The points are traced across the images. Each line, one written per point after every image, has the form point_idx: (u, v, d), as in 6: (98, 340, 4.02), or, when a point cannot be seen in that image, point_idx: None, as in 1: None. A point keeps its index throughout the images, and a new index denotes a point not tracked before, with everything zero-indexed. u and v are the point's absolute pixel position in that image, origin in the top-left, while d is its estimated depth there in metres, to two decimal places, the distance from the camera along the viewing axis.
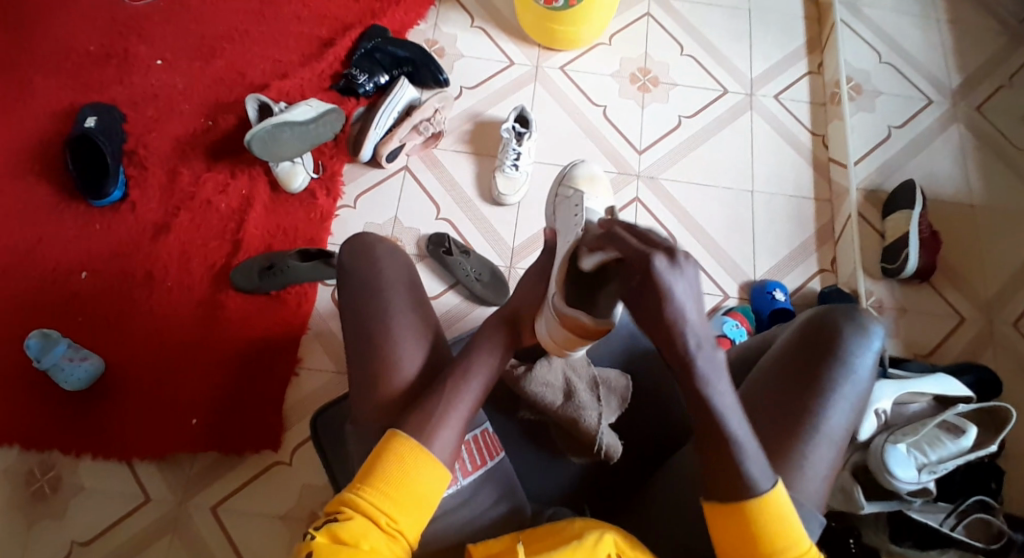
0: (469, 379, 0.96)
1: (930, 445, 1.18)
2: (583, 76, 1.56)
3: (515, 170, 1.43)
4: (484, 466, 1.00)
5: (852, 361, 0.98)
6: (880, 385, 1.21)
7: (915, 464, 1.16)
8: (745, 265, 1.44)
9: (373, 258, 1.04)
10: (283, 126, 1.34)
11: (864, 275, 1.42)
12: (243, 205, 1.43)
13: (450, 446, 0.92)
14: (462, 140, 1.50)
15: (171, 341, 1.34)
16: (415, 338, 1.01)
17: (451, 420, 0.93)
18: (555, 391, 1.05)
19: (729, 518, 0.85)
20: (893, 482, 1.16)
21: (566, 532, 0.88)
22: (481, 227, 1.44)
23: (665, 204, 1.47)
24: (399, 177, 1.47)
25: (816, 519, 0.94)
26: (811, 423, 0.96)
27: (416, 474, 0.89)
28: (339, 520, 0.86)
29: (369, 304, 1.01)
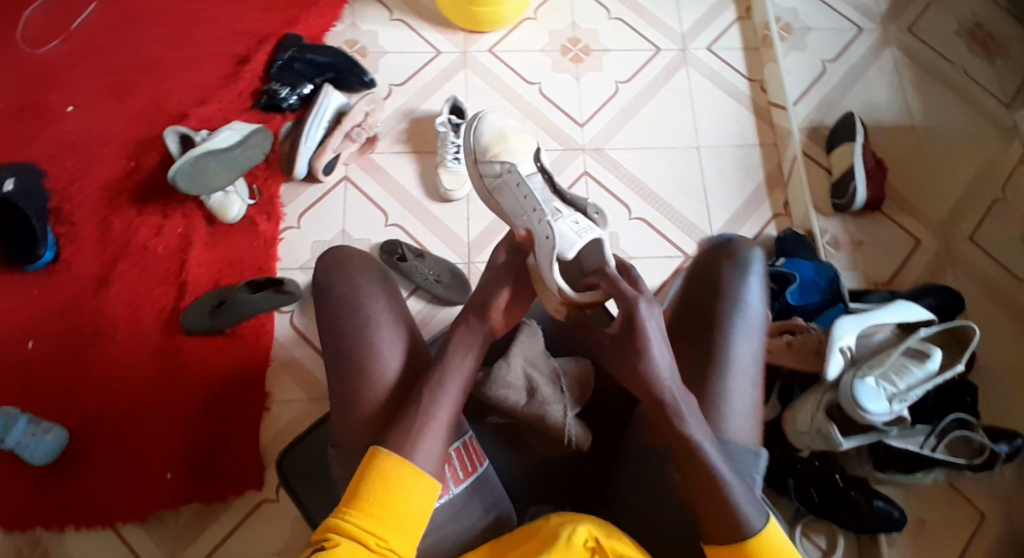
0: (435, 393, 0.94)
1: (897, 373, 1.21)
2: (513, 55, 1.52)
3: (458, 162, 1.40)
4: (475, 473, 0.99)
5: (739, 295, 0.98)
6: (841, 323, 1.24)
7: (885, 395, 1.19)
8: (701, 222, 1.43)
9: (338, 274, 1.01)
10: (208, 156, 1.28)
11: (816, 214, 1.43)
12: (183, 244, 1.37)
13: (432, 462, 0.90)
14: (399, 140, 1.45)
15: (135, 394, 1.29)
16: (394, 350, 0.98)
17: (428, 438, 0.91)
18: (519, 392, 1.04)
19: None
20: (866, 416, 1.19)
21: (541, 532, 0.88)
22: (434, 228, 1.40)
23: (614, 173, 1.45)
24: (341, 188, 1.42)
25: (752, 452, 0.93)
26: (717, 362, 0.95)
27: (401, 489, 0.88)
28: (326, 547, 0.85)
29: (338, 328, 0.98)
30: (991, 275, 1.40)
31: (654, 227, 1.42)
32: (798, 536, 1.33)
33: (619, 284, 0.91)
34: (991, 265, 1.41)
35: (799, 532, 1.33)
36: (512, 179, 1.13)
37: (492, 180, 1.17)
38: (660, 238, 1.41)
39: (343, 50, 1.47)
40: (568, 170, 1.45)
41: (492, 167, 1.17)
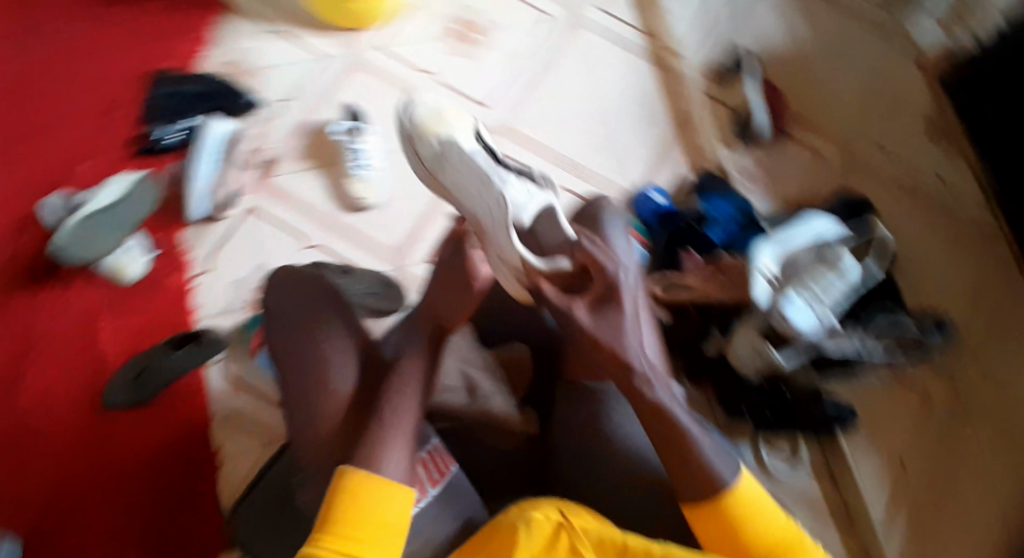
0: (386, 418, 0.95)
1: (815, 281, 1.26)
2: (399, 45, 1.48)
3: (364, 168, 1.40)
4: (446, 477, 1.02)
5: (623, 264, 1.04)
6: (759, 251, 1.26)
7: (813, 309, 1.25)
8: (618, 181, 1.45)
9: (289, 311, 1.08)
10: (87, 220, 1.27)
11: (724, 150, 1.46)
12: (92, 313, 1.32)
13: (399, 475, 0.90)
14: (300, 157, 1.42)
15: (83, 474, 1.24)
16: (349, 374, 1.02)
17: (390, 454, 0.91)
18: (460, 392, 1.12)
19: (709, 517, 0.90)
20: (800, 332, 1.24)
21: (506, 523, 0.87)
22: (356, 241, 1.39)
23: (527, 148, 1.44)
24: (247, 221, 1.38)
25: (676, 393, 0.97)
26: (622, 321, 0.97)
27: (365, 504, 0.86)
28: None
29: (294, 363, 1.04)
30: (896, 178, 1.47)
31: (576, 195, 1.42)
32: (764, 451, 1.36)
33: (592, 251, 0.93)
34: (894, 169, 1.48)
35: (764, 448, 1.36)
36: (455, 154, 0.96)
37: (433, 157, 0.97)
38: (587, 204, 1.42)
39: (221, 77, 1.44)
40: None
41: (431, 144, 0.97)
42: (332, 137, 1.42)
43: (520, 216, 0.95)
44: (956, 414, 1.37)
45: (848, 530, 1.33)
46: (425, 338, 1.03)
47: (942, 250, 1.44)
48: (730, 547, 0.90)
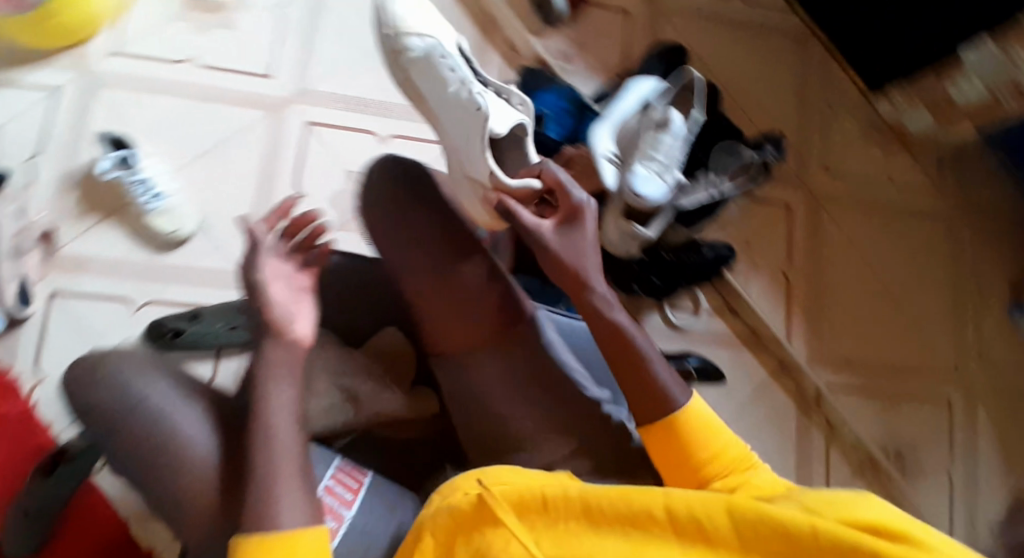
0: (267, 440, 0.83)
1: (654, 147, 1.17)
2: (146, 44, 1.37)
3: (157, 199, 1.29)
4: (361, 488, 0.93)
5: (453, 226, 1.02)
6: (595, 132, 1.19)
7: (656, 175, 1.16)
8: None
9: (97, 392, 0.87)
10: None
11: (531, 35, 1.42)
12: None
13: (299, 499, 0.82)
14: (80, 214, 1.31)
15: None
16: (204, 435, 0.86)
17: (282, 479, 0.81)
18: (339, 407, 1.02)
19: (666, 440, 0.86)
20: (650, 203, 1.15)
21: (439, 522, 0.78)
22: (185, 278, 1.31)
23: (329, 107, 1.39)
24: (55, 309, 1.27)
25: None
26: None
27: (273, 543, 0.78)
28: None
29: (132, 451, 0.85)
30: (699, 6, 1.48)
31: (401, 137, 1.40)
32: (668, 311, 1.32)
33: (554, 173, 0.94)
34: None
35: (666, 306, 1.31)
36: (443, 56, 1.06)
37: (417, 62, 1.07)
38: (411, 146, 1.40)
39: None
40: (282, 132, 1.37)
41: (420, 43, 1.07)
42: (104, 178, 1.30)
43: (492, 126, 1.01)
44: (816, 207, 1.41)
45: (772, 357, 1.33)
46: (282, 354, 0.88)
47: (757, 65, 1.46)
48: (686, 474, 0.84)
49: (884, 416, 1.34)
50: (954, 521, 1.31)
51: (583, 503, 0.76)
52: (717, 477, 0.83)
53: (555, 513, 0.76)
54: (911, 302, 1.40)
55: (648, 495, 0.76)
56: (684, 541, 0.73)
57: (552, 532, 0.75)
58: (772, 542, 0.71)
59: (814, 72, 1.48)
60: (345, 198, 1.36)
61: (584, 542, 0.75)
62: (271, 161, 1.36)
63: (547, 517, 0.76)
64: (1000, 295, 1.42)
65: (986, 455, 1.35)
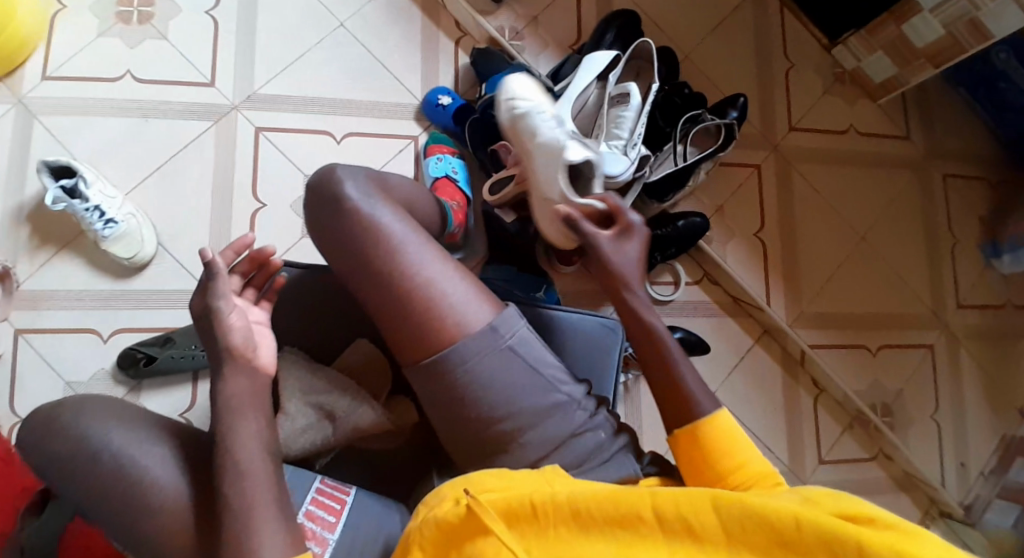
0: (239, 469, 0.80)
1: (615, 125, 1.14)
2: (82, 62, 1.32)
3: (112, 226, 1.21)
4: (344, 506, 0.88)
5: (395, 232, 0.91)
6: (554, 114, 1.15)
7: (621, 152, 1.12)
8: (400, 96, 1.39)
9: (52, 443, 0.82)
10: None
11: (481, 17, 1.39)
12: None
13: (278, 526, 0.78)
14: (35, 246, 1.27)
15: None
16: (173, 472, 0.83)
17: (259, 508, 0.78)
18: (317, 426, 0.95)
19: (692, 448, 0.86)
20: (617, 182, 1.12)
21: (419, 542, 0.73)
22: (152, 302, 1.27)
23: (281, 109, 1.35)
24: (22, 347, 1.24)
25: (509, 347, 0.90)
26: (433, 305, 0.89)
27: None
28: None
29: (99, 500, 0.81)
30: None
31: (358, 133, 1.36)
32: (648, 286, 1.32)
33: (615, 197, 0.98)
34: None
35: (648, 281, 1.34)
36: (538, 111, 1.11)
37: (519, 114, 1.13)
38: (372, 141, 1.36)
39: None
40: (235, 139, 1.33)
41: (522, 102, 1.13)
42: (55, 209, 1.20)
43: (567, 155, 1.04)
44: (784, 166, 1.40)
45: (754, 323, 1.35)
46: (246, 383, 0.86)
47: (713, 20, 1.43)
48: (706, 482, 0.85)
49: (869, 371, 1.36)
50: (945, 468, 1.34)
51: (573, 510, 0.73)
52: (738, 487, 0.82)
53: (544, 519, 0.73)
54: (886, 251, 1.41)
55: (636, 496, 0.72)
56: (673, 542, 0.70)
57: (543, 542, 0.72)
58: (760, 538, 0.69)
59: (771, 23, 1.44)
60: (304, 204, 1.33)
61: (575, 550, 0.71)
62: (226, 174, 1.32)
63: (536, 525, 0.72)
64: (973, 236, 1.43)
65: (972, 400, 1.37)
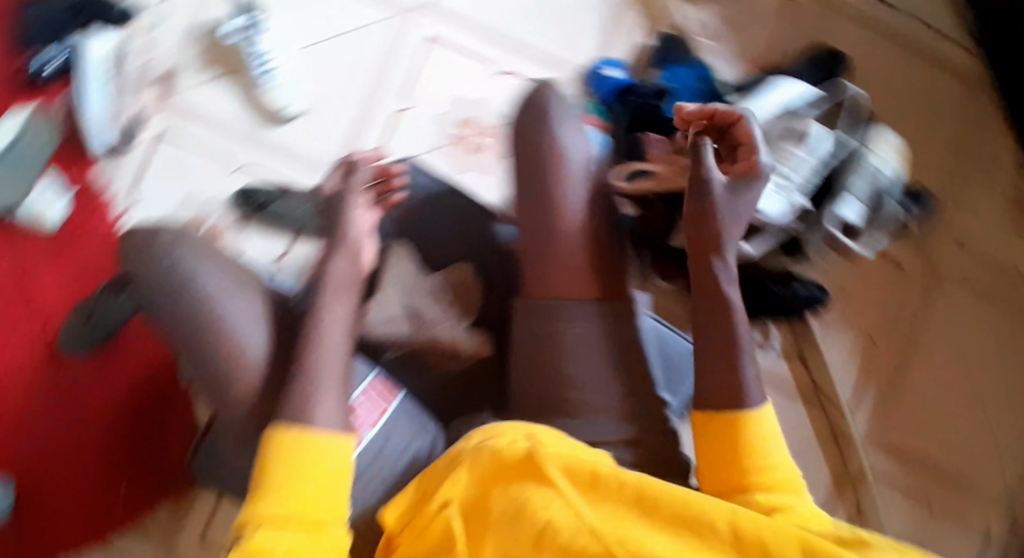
0: (320, 336, 0.82)
1: (785, 163, 1.11)
2: None
3: (270, 72, 1.30)
4: (388, 411, 0.88)
5: (567, 166, 0.90)
6: None
7: (777, 192, 1.10)
8: (570, 55, 1.37)
9: (159, 260, 0.87)
10: None
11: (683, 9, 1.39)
12: (21, 265, 1.21)
13: (342, 408, 0.78)
14: (203, 66, 1.32)
15: (34, 443, 1.15)
16: (257, 321, 0.85)
17: (330, 381, 0.79)
18: None
19: (719, 433, 0.78)
20: (763, 220, 1.10)
21: (462, 467, 0.71)
22: (282, 155, 1.29)
23: (462, 28, 1.36)
24: (161, 148, 1.28)
25: (618, 310, 0.89)
26: (565, 231, 0.89)
27: (313, 453, 0.74)
28: (243, 539, 0.71)
29: (183, 326, 0.84)
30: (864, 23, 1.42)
31: (519, 77, 1.35)
32: None
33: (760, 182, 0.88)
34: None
35: None
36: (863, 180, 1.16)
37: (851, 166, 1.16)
38: (532, 88, 1.35)
39: None
40: (409, 38, 1.35)
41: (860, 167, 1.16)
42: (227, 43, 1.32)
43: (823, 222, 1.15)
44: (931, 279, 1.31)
45: (826, 422, 1.24)
46: (348, 268, 0.88)
47: (905, 101, 1.39)
48: (722, 468, 0.77)
49: (931, 523, 1.18)
50: None
51: (639, 493, 0.67)
52: (757, 491, 0.75)
53: (611, 493, 0.67)
54: (1016, 411, 1.24)
55: (713, 506, 0.65)
56: None
57: (607, 512, 0.66)
58: None
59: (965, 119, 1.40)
60: (450, 121, 1.32)
61: (635, 531, 0.65)
62: (386, 68, 1.33)
63: (602, 496, 0.67)
64: None
65: None
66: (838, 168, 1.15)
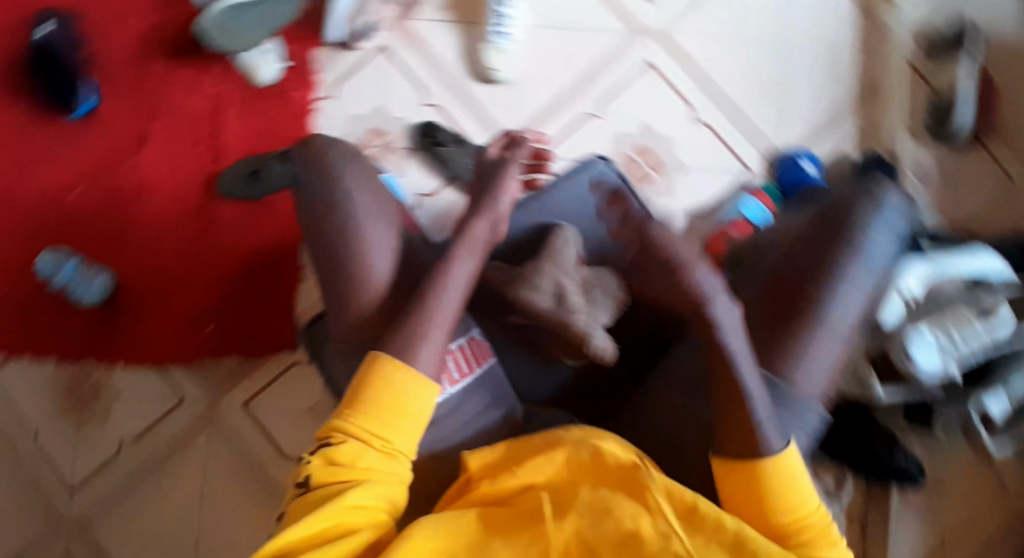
0: (445, 290, 0.89)
1: (957, 326, 1.08)
2: None
3: (504, 37, 1.31)
4: (473, 374, 0.95)
5: (856, 252, 0.91)
6: (910, 263, 1.08)
7: (939, 350, 1.08)
8: (773, 133, 1.31)
9: (328, 168, 0.96)
10: (232, 13, 1.22)
11: (907, 135, 1.31)
12: (219, 103, 1.34)
13: (435, 360, 0.86)
14: (444, 7, 1.37)
15: (164, 261, 1.32)
16: (388, 250, 0.94)
17: (436, 333, 0.87)
18: (548, 299, 0.94)
19: (744, 479, 0.82)
20: (911, 367, 1.08)
21: (560, 450, 0.84)
22: (472, 110, 1.33)
23: (684, 66, 1.32)
24: (377, 58, 1.35)
25: (816, 415, 0.89)
26: (817, 312, 0.89)
27: (405, 395, 0.83)
28: (332, 444, 0.81)
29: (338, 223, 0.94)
30: None
31: (711, 130, 1.31)
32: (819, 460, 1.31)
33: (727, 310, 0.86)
34: None
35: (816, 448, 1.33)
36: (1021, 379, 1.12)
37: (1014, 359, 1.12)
38: (719, 147, 1.31)
39: None
40: (628, 56, 1.33)
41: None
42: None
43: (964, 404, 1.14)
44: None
45: None
46: (485, 233, 0.94)
47: None
48: (754, 516, 0.82)
49: None
50: None
51: (706, 515, 0.77)
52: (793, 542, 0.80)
53: (688, 519, 0.77)
54: None
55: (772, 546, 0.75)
56: None
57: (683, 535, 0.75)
58: None
59: None
60: (626, 144, 1.31)
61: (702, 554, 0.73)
62: (595, 74, 1.33)
63: (669, 517, 0.76)
64: None
65: None
66: (1003, 360, 1.12)
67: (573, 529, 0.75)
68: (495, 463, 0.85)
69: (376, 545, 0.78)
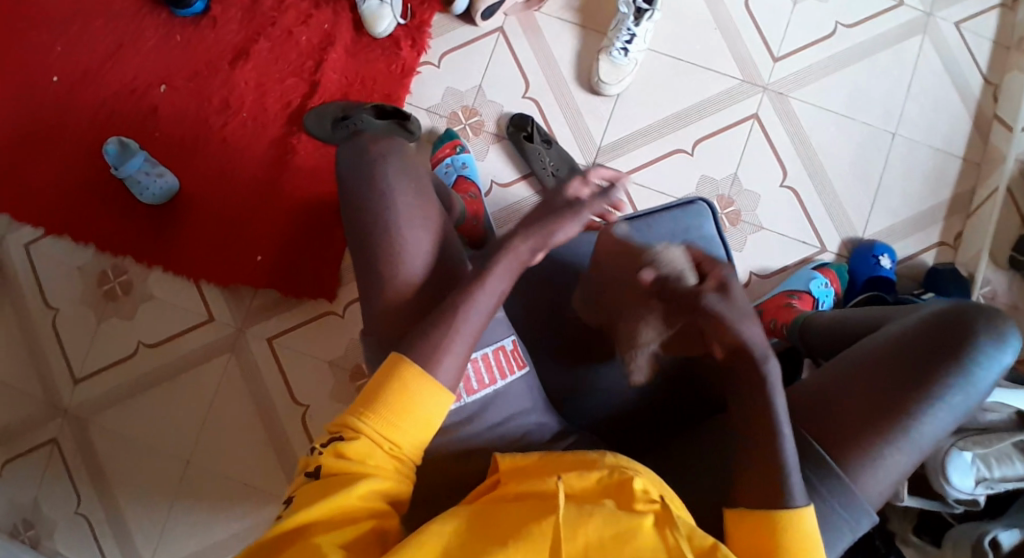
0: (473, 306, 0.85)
1: (997, 460, 1.10)
2: None
3: (623, 55, 1.29)
4: (499, 383, 0.94)
5: (960, 372, 0.88)
6: None
7: (975, 475, 1.09)
8: (857, 220, 1.30)
9: (380, 160, 0.92)
10: None
11: (986, 260, 1.25)
12: (324, 41, 1.33)
13: (456, 371, 0.83)
14: (570, 7, 1.35)
15: (231, 177, 1.31)
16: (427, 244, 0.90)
17: (458, 347, 0.84)
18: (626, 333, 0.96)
19: (754, 527, 0.81)
20: (945, 486, 1.09)
21: (593, 475, 0.79)
22: (570, 117, 1.32)
23: (788, 129, 1.31)
24: (492, 39, 1.34)
25: (870, 515, 0.87)
26: (903, 422, 0.86)
27: (417, 402, 0.81)
28: (345, 439, 0.79)
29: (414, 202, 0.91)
30: None
31: (796, 196, 1.30)
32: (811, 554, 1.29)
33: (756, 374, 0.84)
34: None
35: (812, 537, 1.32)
36: None
37: None
38: (800, 217, 1.30)
39: None
40: (738, 105, 1.32)
41: None
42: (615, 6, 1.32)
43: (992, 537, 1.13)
44: None
45: None
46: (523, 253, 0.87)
47: None
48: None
49: None
50: None
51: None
52: None
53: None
54: None
55: None
56: None
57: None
58: None
59: None
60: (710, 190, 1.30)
61: None
62: (699, 112, 1.32)
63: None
64: None
65: None
66: None
67: (590, 537, 0.74)
68: (525, 466, 0.82)
69: (380, 534, 0.76)
